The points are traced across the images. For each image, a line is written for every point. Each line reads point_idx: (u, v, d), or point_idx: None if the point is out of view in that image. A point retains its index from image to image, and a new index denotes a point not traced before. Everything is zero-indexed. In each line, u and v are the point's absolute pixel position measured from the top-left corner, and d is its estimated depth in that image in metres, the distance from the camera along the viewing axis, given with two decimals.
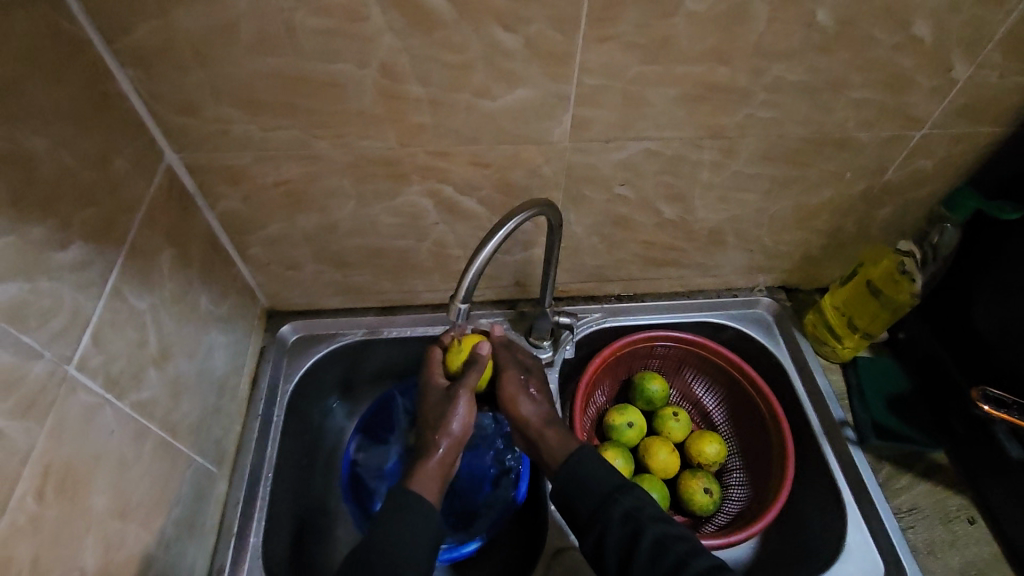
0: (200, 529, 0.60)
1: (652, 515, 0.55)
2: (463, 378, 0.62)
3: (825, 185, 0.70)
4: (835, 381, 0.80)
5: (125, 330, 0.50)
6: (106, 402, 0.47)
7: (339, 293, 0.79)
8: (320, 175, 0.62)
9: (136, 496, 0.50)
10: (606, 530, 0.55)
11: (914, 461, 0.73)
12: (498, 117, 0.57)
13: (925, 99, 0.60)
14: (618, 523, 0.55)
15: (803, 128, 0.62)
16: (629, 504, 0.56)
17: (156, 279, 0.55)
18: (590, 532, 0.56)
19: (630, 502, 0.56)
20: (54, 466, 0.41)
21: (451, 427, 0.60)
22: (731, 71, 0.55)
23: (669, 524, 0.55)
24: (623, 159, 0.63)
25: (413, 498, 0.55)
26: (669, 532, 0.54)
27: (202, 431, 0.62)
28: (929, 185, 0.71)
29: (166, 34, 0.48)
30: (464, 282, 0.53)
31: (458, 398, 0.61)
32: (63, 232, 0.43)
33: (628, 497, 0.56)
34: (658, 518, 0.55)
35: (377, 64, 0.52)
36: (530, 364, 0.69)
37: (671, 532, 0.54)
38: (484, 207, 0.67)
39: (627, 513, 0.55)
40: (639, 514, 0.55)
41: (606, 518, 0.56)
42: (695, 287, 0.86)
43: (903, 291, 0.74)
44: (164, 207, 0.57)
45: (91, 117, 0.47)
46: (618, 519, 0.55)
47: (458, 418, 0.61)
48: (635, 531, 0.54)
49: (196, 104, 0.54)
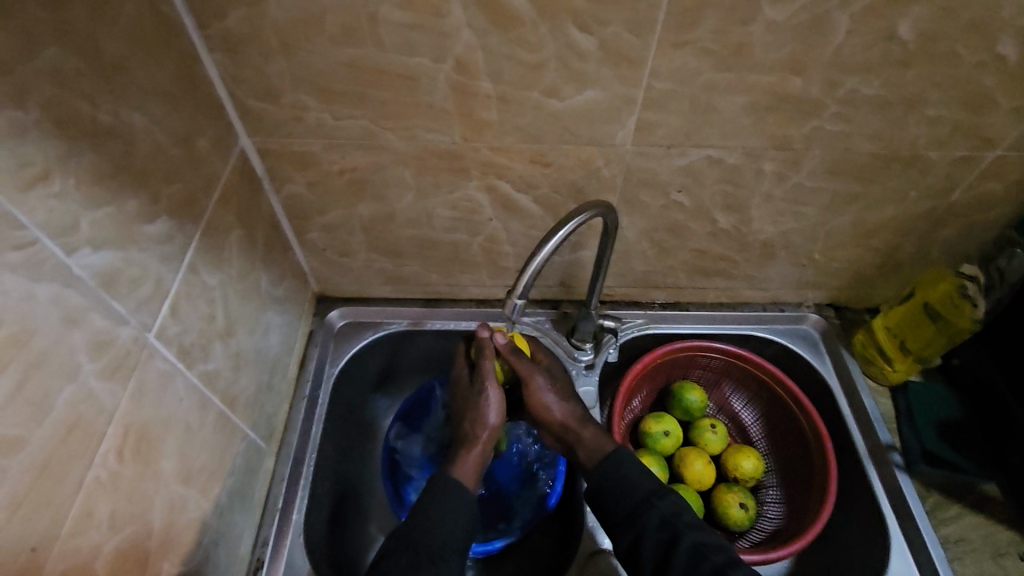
0: (249, 502, 0.62)
1: (690, 522, 0.54)
2: (483, 371, 0.62)
3: (888, 203, 0.68)
4: (882, 404, 0.77)
5: (198, 303, 0.52)
6: (178, 371, 0.49)
7: (388, 282, 0.80)
8: (383, 166, 0.63)
9: (198, 463, 0.52)
10: (642, 534, 0.55)
11: (963, 492, 0.70)
12: (565, 117, 0.58)
13: (1004, 120, 0.58)
14: (654, 528, 0.54)
15: (872, 143, 0.61)
16: (666, 510, 0.55)
17: (225, 257, 0.57)
18: (625, 534, 0.56)
19: (667, 507, 0.55)
20: (133, 428, 0.42)
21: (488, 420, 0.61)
22: (804, 82, 0.55)
23: (707, 532, 0.54)
24: (684, 165, 0.63)
25: (453, 487, 0.57)
26: (708, 541, 0.53)
27: (256, 407, 0.64)
28: (999, 209, 0.69)
29: (256, 22, 0.50)
30: (523, 278, 0.54)
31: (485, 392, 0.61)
32: (152, 207, 0.45)
33: (664, 502, 0.56)
34: (696, 525, 0.54)
35: (453, 59, 0.53)
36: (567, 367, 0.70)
37: (709, 541, 0.53)
38: (539, 206, 0.68)
39: (664, 519, 0.55)
40: (677, 520, 0.55)
41: (642, 521, 0.55)
42: (741, 299, 0.85)
43: (964, 316, 0.71)
44: (236, 188, 0.59)
45: (182, 98, 0.49)
46: (655, 523, 0.54)
47: (492, 409, 0.61)
48: (672, 538, 0.53)
49: (275, 91, 0.56)
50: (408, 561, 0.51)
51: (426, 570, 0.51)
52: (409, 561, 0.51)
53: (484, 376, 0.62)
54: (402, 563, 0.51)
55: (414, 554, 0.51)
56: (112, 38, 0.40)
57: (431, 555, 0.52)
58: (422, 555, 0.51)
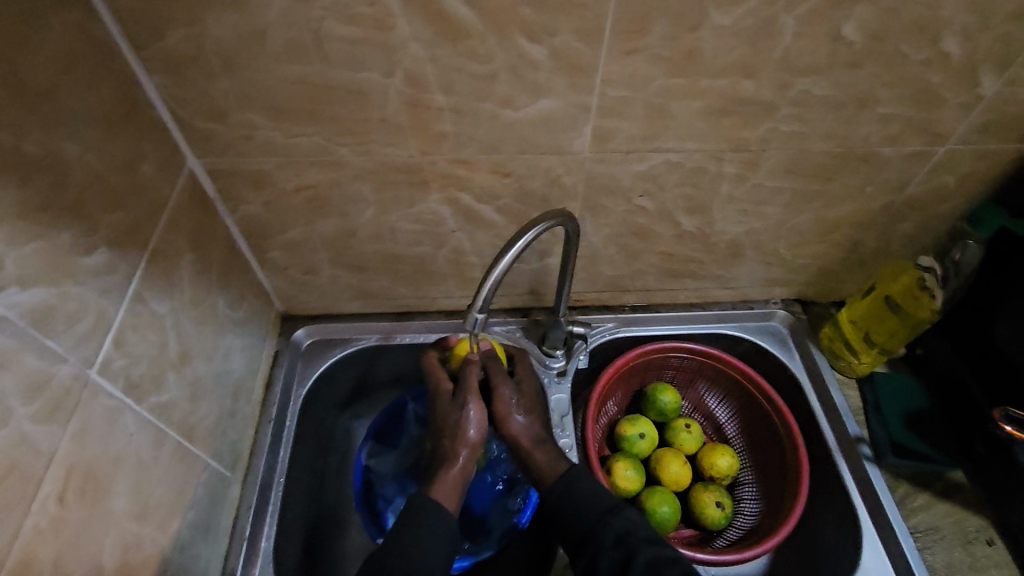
0: (214, 533, 0.60)
1: (646, 538, 0.54)
2: (465, 383, 0.59)
3: (846, 199, 0.69)
4: (850, 396, 0.79)
5: (147, 334, 0.50)
6: (126, 405, 0.47)
7: (354, 298, 0.79)
8: (341, 182, 0.62)
9: (154, 499, 0.50)
10: (599, 552, 0.54)
11: (933, 481, 0.72)
12: (521, 127, 0.57)
13: (952, 115, 0.59)
14: (609, 545, 0.54)
15: (826, 142, 0.62)
16: (621, 527, 0.55)
17: (176, 284, 0.55)
18: (584, 552, 0.55)
19: (621, 524, 0.55)
20: (76, 469, 0.41)
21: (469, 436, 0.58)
22: (756, 85, 0.55)
23: (663, 546, 0.53)
24: (644, 170, 0.63)
25: (433, 508, 0.55)
26: (663, 555, 0.52)
27: (218, 435, 0.62)
28: (953, 201, 0.70)
29: (195, 42, 0.48)
30: (482, 292, 0.53)
31: (466, 406, 0.58)
32: (90, 237, 0.43)
33: (618, 519, 0.56)
34: (653, 540, 0.54)
35: (403, 73, 0.52)
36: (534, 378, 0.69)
37: (664, 555, 0.52)
38: (502, 215, 0.67)
39: (619, 536, 0.54)
40: (634, 536, 0.54)
41: (599, 538, 0.55)
42: (710, 298, 0.85)
43: (923, 307, 0.73)
44: (186, 211, 0.57)
45: (121, 122, 0.48)
46: (611, 540, 0.54)
47: (474, 425, 0.58)
48: (627, 554, 0.53)
49: (221, 110, 0.54)
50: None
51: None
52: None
53: (466, 389, 0.58)
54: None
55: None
56: (37, 64, 0.39)
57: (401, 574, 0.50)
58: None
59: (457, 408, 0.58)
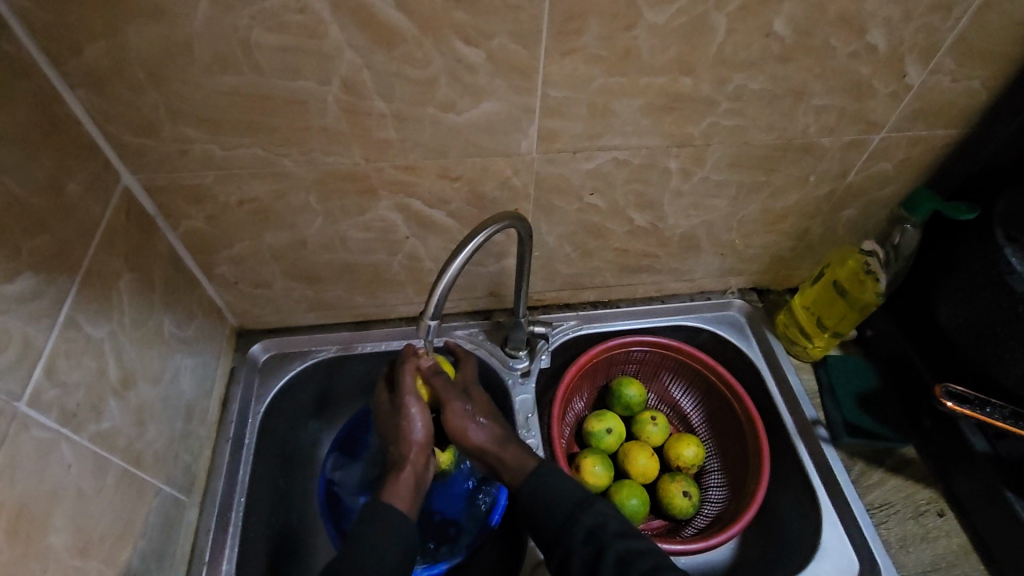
0: (170, 560, 0.59)
1: (616, 532, 0.54)
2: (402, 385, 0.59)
3: (791, 189, 0.71)
4: (806, 379, 0.81)
5: (82, 360, 0.48)
6: (62, 437, 0.45)
7: (311, 310, 0.77)
8: (286, 193, 0.61)
9: (97, 531, 0.48)
10: (571, 549, 0.54)
11: (884, 458, 0.74)
12: (465, 130, 0.57)
13: (883, 105, 0.62)
14: (581, 543, 0.54)
15: (768, 135, 0.63)
16: (591, 522, 0.55)
17: (114, 306, 0.53)
18: (556, 550, 0.55)
19: (592, 520, 0.55)
20: (5, 508, 0.39)
21: (414, 436, 0.58)
22: (694, 81, 0.56)
23: (632, 539, 0.54)
24: (593, 169, 0.64)
25: (388, 513, 0.54)
26: (632, 548, 0.53)
27: (169, 459, 0.60)
28: (891, 186, 0.72)
29: (117, 55, 0.47)
30: (433, 299, 0.52)
31: (408, 406, 0.58)
32: (10, 264, 0.41)
33: (589, 514, 0.56)
34: (623, 533, 0.54)
35: (339, 80, 0.51)
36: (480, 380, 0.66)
37: (634, 548, 0.53)
38: (454, 219, 0.67)
39: (589, 532, 0.54)
40: (604, 531, 0.54)
41: (570, 535, 0.55)
42: (669, 291, 0.86)
43: (867, 290, 0.76)
44: (122, 229, 0.55)
45: (41, 141, 0.46)
46: (581, 536, 0.54)
47: (418, 423, 0.58)
48: (598, 550, 0.53)
49: (152, 124, 0.52)
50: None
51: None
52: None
53: (405, 393, 0.59)
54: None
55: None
56: None
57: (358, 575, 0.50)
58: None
59: (400, 409, 0.58)
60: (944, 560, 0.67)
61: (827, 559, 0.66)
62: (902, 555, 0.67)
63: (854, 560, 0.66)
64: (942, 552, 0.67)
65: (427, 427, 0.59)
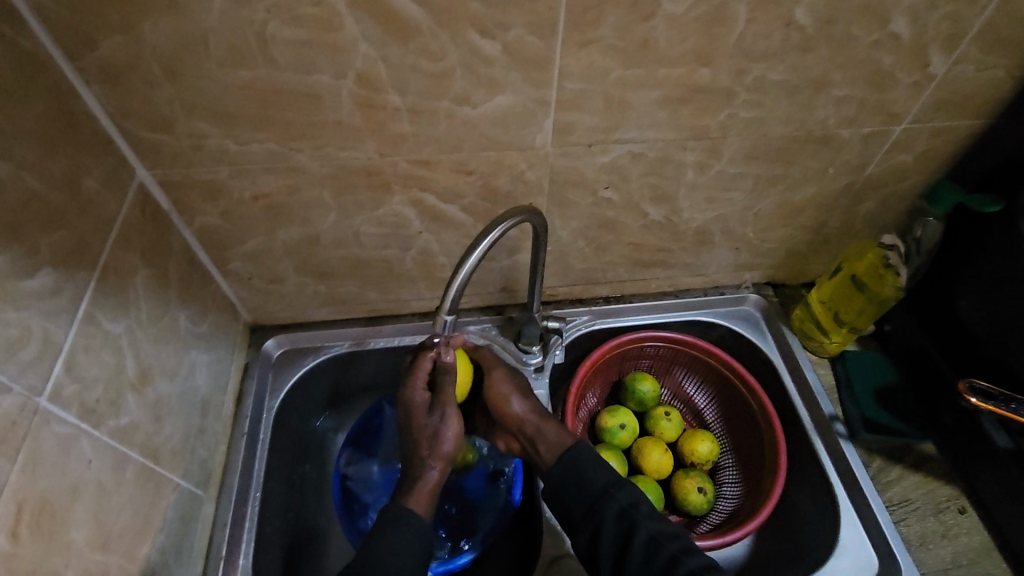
0: (188, 554, 0.59)
1: (648, 513, 0.54)
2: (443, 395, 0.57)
3: (809, 182, 0.70)
4: (823, 375, 0.80)
5: (101, 356, 0.48)
6: (82, 432, 0.45)
7: (324, 305, 0.77)
8: (300, 188, 0.60)
9: (117, 526, 0.48)
10: (601, 527, 0.54)
11: (903, 454, 0.73)
12: (480, 124, 0.56)
13: (905, 95, 0.60)
14: (613, 520, 0.54)
15: (786, 127, 0.62)
16: (624, 500, 0.55)
17: (132, 301, 0.53)
18: (585, 528, 0.55)
19: (625, 498, 0.55)
20: (28, 502, 0.39)
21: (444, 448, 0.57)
22: (712, 72, 0.55)
23: (663, 521, 0.54)
24: (608, 162, 0.63)
25: (412, 517, 0.53)
26: (664, 530, 0.53)
27: (186, 454, 0.60)
28: (912, 179, 0.71)
29: (132, 50, 0.47)
30: (450, 293, 0.52)
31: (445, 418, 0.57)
32: (30, 259, 0.42)
33: (622, 493, 0.55)
34: (654, 515, 0.54)
35: (354, 73, 0.51)
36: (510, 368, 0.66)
37: (665, 530, 0.53)
38: (467, 214, 0.66)
39: (622, 510, 0.54)
40: (635, 510, 0.54)
41: (602, 513, 0.54)
42: (683, 286, 0.85)
43: (887, 285, 0.74)
44: (138, 225, 0.55)
45: (58, 136, 0.46)
46: (613, 516, 0.54)
47: (450, 438, 0.57)
48: (629, 529, 0.53)
49: (167, 119, 0.52)
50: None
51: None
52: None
53: (443, 404, 0.57)
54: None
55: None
56: None
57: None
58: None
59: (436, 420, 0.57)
60: (965, 557, 0.66)
61: (846, 555, 0.66)
62: (923, 552, 0.66)
63: (874, 557, 0.65)
64: (963, 548, 0.67)
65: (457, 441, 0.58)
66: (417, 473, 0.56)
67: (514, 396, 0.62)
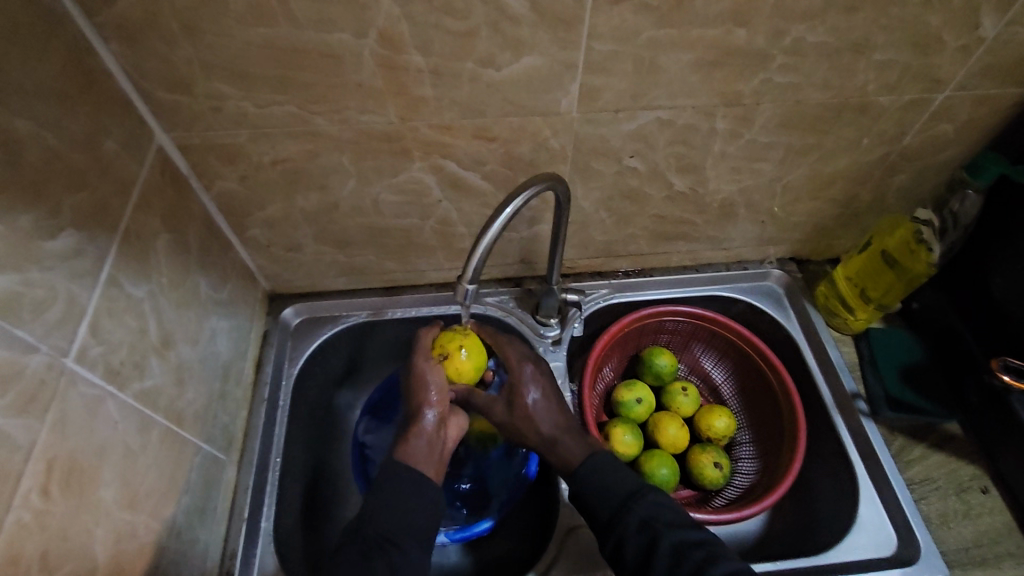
0: (211, 516, 0.60)
1: (669, 523, 0.52)
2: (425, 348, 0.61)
3: (842, 152, 0.67)
4: (846, 352, 0.78)
5: (125, 319, 0.48)
6: (108, 393, 0.46)
7: (342, 274, 0.77)
8: (319, 153, 0.59)
9: (145, 487, 0.49)
10: (624, 537, 0.52)
11: (927, 433, 0.72)
12: (504, 87, 0.55)
13: (951, 60, 0.57)
14: (634, 532, 0.52)
15: (823, 93, 0.59)
16: (645, 512, 0.53)
17: (153, 266, 0.53)
18: (608, 537, 0.53)
19: (646, 510, 0.53)
20: (59, 461, 0.40)
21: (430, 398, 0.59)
22: (748, 33, 0.53)
23: (687, 529, 0.52)
24: (635, 130, 0.61)
25: (404, 470, 0.54)
26: (686, 539, 0.51)
27: (208, 419, 0.61)
28: (949, 151, 0.68)
29: (150, 4, 0.45)
30: (471, 262, 0.50)
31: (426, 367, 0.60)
32: (52, 220, 0.41)
33: (642, 505, 0.53)
34: (676, 524, 0.52)
35: (376, 33, 0.49)
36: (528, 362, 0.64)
37: (689, 538, 0.51)
38: (488, 182, 0.65)
39: (642, 522, 0.52)
40: (658, 520, 0.52)
41: (623, 524, 0.53)
42: (704, 260, 0.84)
43: (919, 261, 0.72)
44: (158, 188, 0.54)
45: (78, 94, 0.45)
46: (634, 528, 0.52)
47: (435, 385, 0.59)
48: (651, 541, 0.51)
49: (186, 80, 0.51)
50: (358, 553, 0.49)
51: (377, 559, 0.49)
52: (358, 553, 0.49)
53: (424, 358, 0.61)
54: (351, 556, 0.49)
55: (364, 545, 0.49)
56: None
57: (384, 542, 0.50)
58: (373, 547, 0.49)
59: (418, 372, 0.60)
60: (986, 538, 0.64)
61: (864, 531, 0.65)
62: (943, 531, 0.65)
63: (893, 533, 0.65)
64: (986, 528, 0.65)
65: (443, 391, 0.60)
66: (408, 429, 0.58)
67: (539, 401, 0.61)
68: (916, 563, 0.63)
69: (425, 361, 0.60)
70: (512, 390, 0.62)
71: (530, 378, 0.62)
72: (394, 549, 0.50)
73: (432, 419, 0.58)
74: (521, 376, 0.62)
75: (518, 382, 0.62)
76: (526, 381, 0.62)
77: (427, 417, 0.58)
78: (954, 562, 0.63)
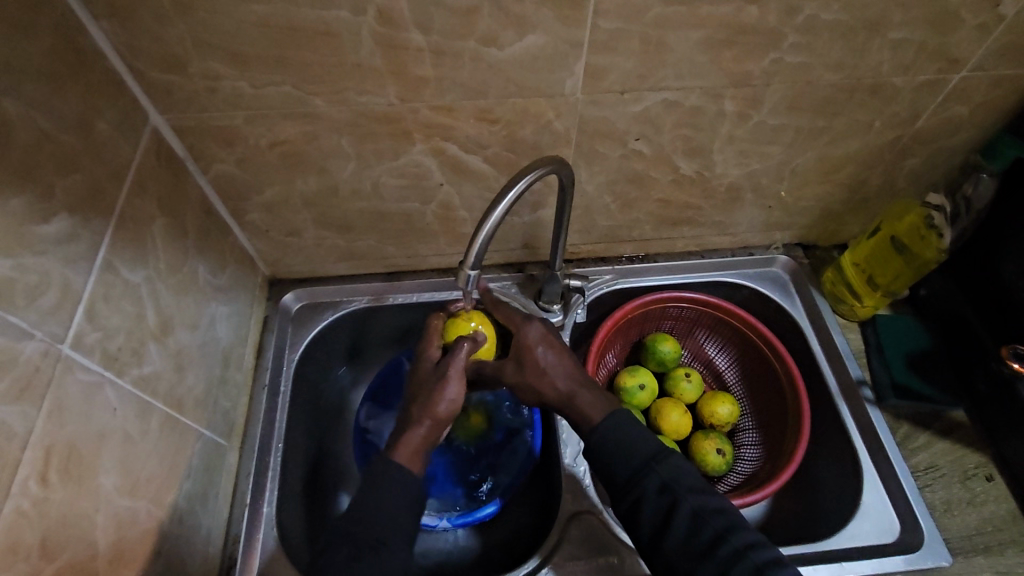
0: (212, 502, 0.60)
1: (690, 487, 0.52)
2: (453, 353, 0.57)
3: (853, 135, 0.65)
4: (852, 339, 0.77)
5: (122, 305, 0.48)
6: (106, 380, 0.45)
7: (342, 259, 0.76)
8: (318, 136, 0.58)
9: (145, 472, 0.49)
10: (642, 499, 0.52)
11: (932, 420, 0.71)
12: (506, 67, 0.53)
13: (969, 38, 0.55)
14: (654, 494, 0.52)
15: (834, 73, 0.58)
16: (666, 474, 0.52)
17: (150, 251, 0.52)
18: (624, 497, 0.53)
19: (667, 472, 0.53)
20: (56, 448, 0.40)
21: (438, 409, 0.56)
22: (760, 10, 0.51)
23: (707, 496, 0.52)
24: (641, 111, 0.59)
25: (397, 470, 0.53)
26: (708, 505, 0.51)
27: (209, 405, 0.61)
28: (963, 134, 0.67)
29: None
30: (474, 247, 0.49)
31: (447, 378, 0.56)
32: (44, 203, 0.40)
33: (663, 466, 0.53)
34: (697, 489, 0.52)
35: (374, 10, 0.48)
36: (533, 323, 0.62)
37: (709, 505, 0.51)
38: (491, 165, 0.63)
39: (664, 484, 0.52)
40: (678, 483, 0.52)
41: (643, 484, 0.52)
42: (709, 246, 0.82)
43: (930, 248, 0.71)
44: (154, 171, 0.53)
45: (68, 74, 0.44)
46: (655, 488, 0.52)
47: (447, 399, 0.56)
48: (671, 504, 0.51)
49: (181, 59, 0.50)
50: (347, 556, 0.48)
51: (366, 560, 0.48)
52: (347, 555, 0.48)
53: (450, 366, 0.57)
54: (339, 557, 0.48)
55: (353, 546, 0.49)
56: None
57: (373, 542, 0.49)
58: (364, 548, 0.49)
59: (437, 379, 0.57)
60: (990, 525, 0.64)
61: (867, 518, 0.65)
62: (948, 518, 0.65)
63: (896, 523, 0.65)
64: (990, 515, 0.65)
65: (454, 406, 0.57)
66: (406, 426, 0.56)
67: (552, 354, 0.60)
68: (920, 549, 0.62)
69: (451, 376, 0.56)
70: (523, 352, 0.60)
71: (535, 337, 0.61)
72: (383, 548, 0.49)
73: (434, 426, 0.56)
74: (524, 337, 0.61)
75: (525, 341, 0.61)
76: (533, 339, 0.61)
77: (424, 426, 0.55)
78: (958, 548, 0.63)
